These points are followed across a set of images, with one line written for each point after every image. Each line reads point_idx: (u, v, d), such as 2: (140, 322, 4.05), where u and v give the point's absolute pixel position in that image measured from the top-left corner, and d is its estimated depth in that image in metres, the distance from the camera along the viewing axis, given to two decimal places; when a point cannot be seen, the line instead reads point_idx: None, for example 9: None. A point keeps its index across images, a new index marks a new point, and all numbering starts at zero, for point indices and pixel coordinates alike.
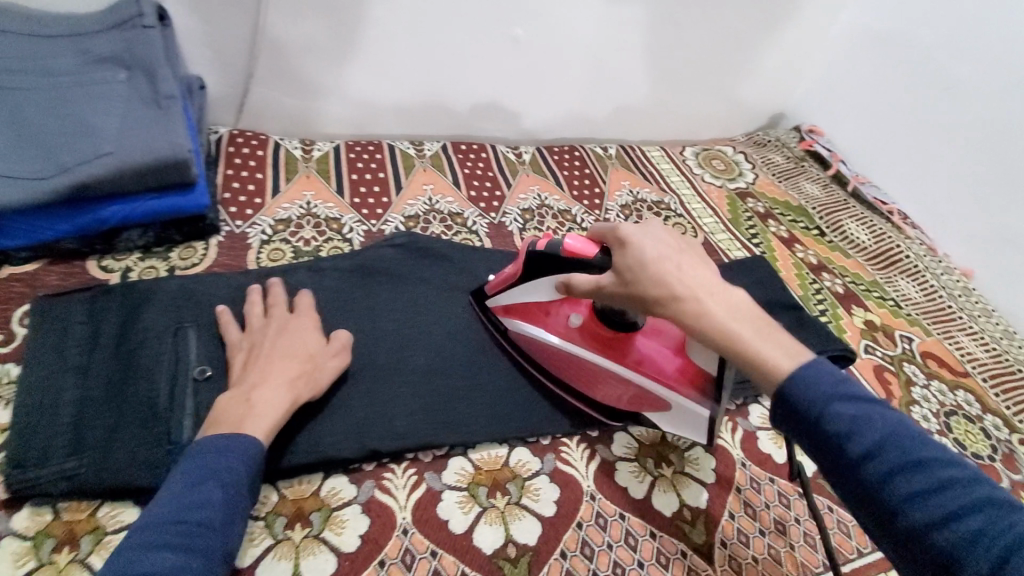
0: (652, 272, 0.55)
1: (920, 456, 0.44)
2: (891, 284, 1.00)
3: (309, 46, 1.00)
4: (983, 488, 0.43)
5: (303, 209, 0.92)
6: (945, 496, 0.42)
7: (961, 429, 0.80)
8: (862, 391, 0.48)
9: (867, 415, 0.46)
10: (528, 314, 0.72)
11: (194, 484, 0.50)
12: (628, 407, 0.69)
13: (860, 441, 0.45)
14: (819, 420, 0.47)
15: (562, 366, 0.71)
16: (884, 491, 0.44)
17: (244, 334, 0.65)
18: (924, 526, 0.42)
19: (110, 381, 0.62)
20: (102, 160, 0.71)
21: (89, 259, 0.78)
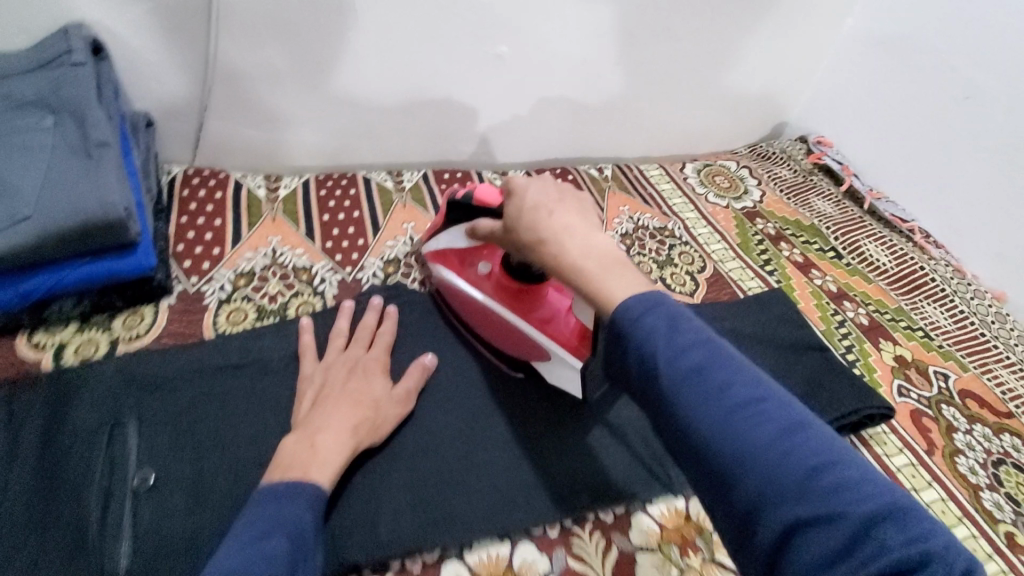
0: (527, 219, 0.52)
1: (719, 365, 0.40)
2: (917, 312, 0.92)
3: (268, 73, 0.90)
4: (777, 400, 0.39)
5: (268, 259, 0.82)
6: (731, 406, 0.38)
7: (1012, 482, 0.72)
8: (674, 301, 0.44)
9: (673, 327, 0.41)
10: (446, 259, 0.73)
11: (261, 530, 0.45)
12: (520, 356, 0.69)
13: (662, 354, 0.40)
14: (628, 335, 0.42)
15: (468, 311, 0.71)
16: (676, 403, 0.39)
17: (319, 369, 0.63)
18: (710, 439, 0.38)
19: (32, 499, 0.52)
20: (19, 227, 0.61)
21: (17, 335, 0.67)
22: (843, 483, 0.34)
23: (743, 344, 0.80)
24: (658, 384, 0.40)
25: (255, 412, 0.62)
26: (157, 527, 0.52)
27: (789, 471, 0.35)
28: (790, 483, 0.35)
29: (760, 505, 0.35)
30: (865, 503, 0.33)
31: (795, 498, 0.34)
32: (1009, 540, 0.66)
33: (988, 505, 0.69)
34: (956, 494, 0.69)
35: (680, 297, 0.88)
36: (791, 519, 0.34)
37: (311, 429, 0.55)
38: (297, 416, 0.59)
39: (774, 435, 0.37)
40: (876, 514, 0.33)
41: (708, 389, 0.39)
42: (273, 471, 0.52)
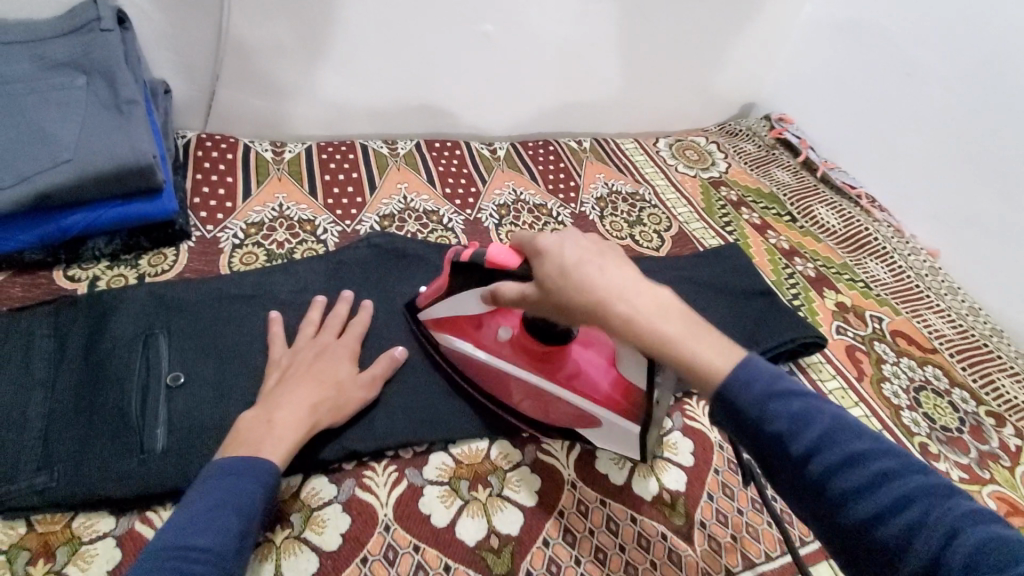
0: (575, 279, 0.52)
1: (860, 447, 0.42)
2: (861, 267, 1.02)
3: (275, 47, 0.99)
4: (923, 474, 0.41)
5: (275, 212, 0.91)
6: (882, 489, 0.40)
7: (929, 404, 0.82)
8: (792, 380, 0.45)
9: (808, 414, 0.43)
10: (458, 328, 0.70)
11: (213, 504, 0.49)
12: (561, 424, 0.67)
13: (800, 441, 0.43)
14: (758, 421, 0.44)
15: (496, 382, 0.68)
16: (827, 490, 0.41)
17: (288, 353, 0.66)
18: (866, 522, 0.40)
19: (79, 393, 0.61)
20: (60, 169, 0.70)
21: (54, 268, 0.76)
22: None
23: (700, 289, 0.90)
24: (803, 471, 0.43)
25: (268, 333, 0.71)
26: (187, 417, 0.61)
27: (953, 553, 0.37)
28: (958, 567, 0.37)
29: None
30: None
31: None
32: (922, 448, 0.76)
33: (907, 421, 0.79)
34: (879, 411, 0.79)
35: (647, 252, 0.98)
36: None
37: (271, 406, 0.58)
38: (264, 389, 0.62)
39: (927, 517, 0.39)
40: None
41: (860, 474, 0.41)
42: (230, 445, 0.55)
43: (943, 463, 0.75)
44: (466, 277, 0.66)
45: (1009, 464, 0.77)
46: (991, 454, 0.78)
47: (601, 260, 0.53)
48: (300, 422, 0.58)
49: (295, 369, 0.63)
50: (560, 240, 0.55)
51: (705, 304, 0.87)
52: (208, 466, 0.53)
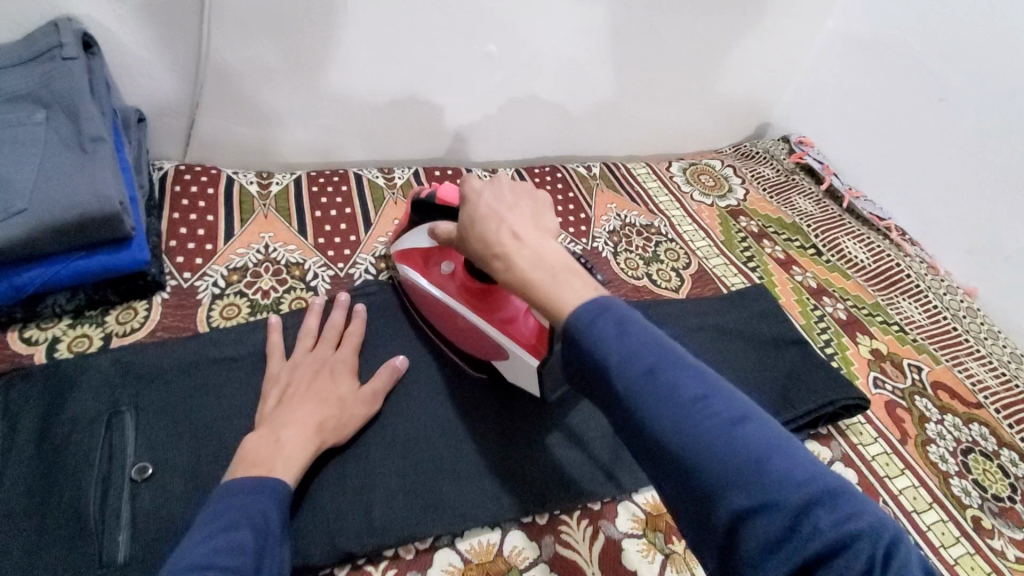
0: (479, 228, 0.52)
1: (665, 361, 0.40)
2: (893, 306, 0.95)
3: (260, 70, 0.91)
4: (723, 393, 0.39)
5: (261, 254, 0.83)
6: (677, 401, 0.38)
7: (979, 468, 0.75)
8: (619, 303, 0.44)
9: (624, 330, 0.42)
10: (410, 260, 0.74)
11: (229, 522, 0.45)
12: (480, 356, 0.69)
13: (612, 355, 0.40)
14: (576, 340, 0.42)
15: (431, 310, 0.72)
16: (627, 403, 0.39)
17: (287, 368, 0.64)
18: (658, 434, 0.38)
19: (29, 491, 0.53)
20: (15, 220, 0.61)
21: (8, 330, 0.67)
22: (782, 471, 0.35)
23: (726, 339, 0.82)
24: (610, 387, 0.40)
25: (250, 403, 0.63)
26: (155, 517, 0.53)
27: (731, 462, 0.35)
28: (734, 476, 0.35)
29: (711, 496, 0.36)
30: (804, 490, 0.34)
31: (740, 489, 0.35)
32: (975, 523, 0.69)
33: (957, 491, 0.72)
34: (927, 480, 0.72)
35: (665, 293, 0.91)
36: (736, 512, 0.34)
37: (275, 426, 0.56)
38: (261, 412, 0.59)
39: (718, 428, 0.37)
40: (813, 499, 0.34)
41: (658, 388, 0.39)
42: (237, 468, 0.51)
43: (998, 540, 0.68)
44: (422, 213, 0.70)
45: None
46: None
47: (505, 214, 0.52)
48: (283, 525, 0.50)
49: (295, 390, 0.60)
50: (485, 192, 0.54)
51: (732, 356, 0.80)
52: (215, 490, 0.50)
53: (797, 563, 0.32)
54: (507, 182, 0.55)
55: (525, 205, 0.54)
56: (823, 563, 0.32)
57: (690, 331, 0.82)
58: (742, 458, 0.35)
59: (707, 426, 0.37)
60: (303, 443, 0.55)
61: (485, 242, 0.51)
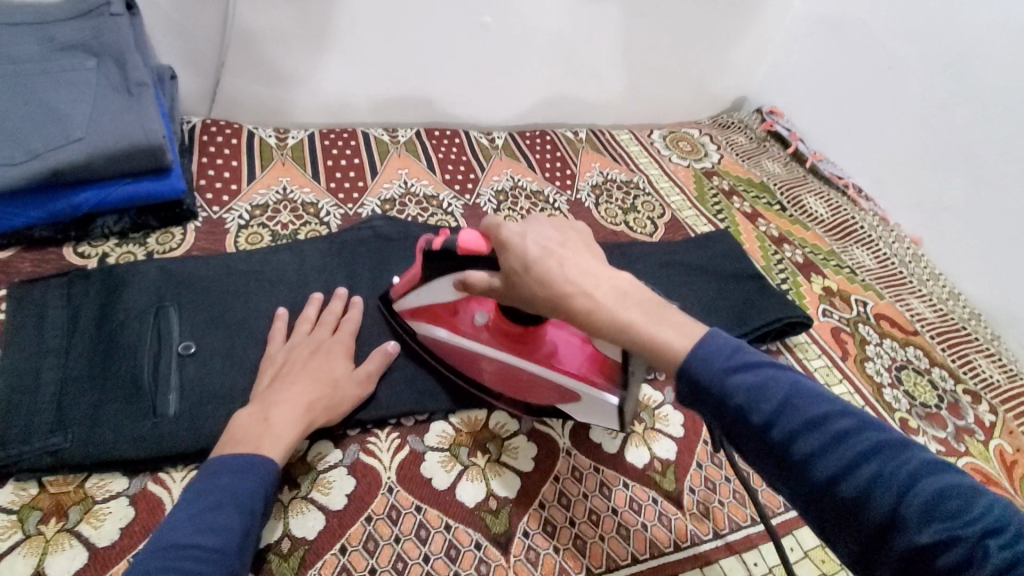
0: (536, 273, 0.55)
1: (816, 408, 0.43)
2: (847, 254, 1.06)
3: (280, 35, 1.01)
4: (878, 431, 0.42)
5: (279, 195, 0.93)
6: (838, 449, 0.41)
7: (910, 382, 0.86)
8: (750, 352, 0.47)
9: (763, 386, 0.44)
10: (435, 315, 0.69)
11: (214, 503, 0.50)
12: (541, 401, 0.68)
13: (760, 412, 0.44)
14: (724, 397, 0.45)
15: (473, 365, 0.69)
16: (791, 453, 0.42)
17: (284, 349, 0.66)
18: (828, 480, 0.41)
19: (92, 361, 0.63)
20: (74, 146, 0.72)
21: (64, 245, 0.78)
22: (957, 507, 0.38)
23: (692, 273, 0.93)
24: (768, 439, 0.44)
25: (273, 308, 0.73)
26: (198, 384, 0.64)
27: (905, 501, 0.39)
28: (911, 512, 0.39)
29: (889, 532, 0.39)
30: (979, 522, 0.37)
31: (919, 526, 0.38)
32: (903, 423, 0.80)
33: (888, 398, 0.83)
34: (862, 389, 0.83)
35: (640, 237, 1.02)
36: (916, 546, 0.38)
37: (265, 404, 0.58)
38: (256, 390, 0.62)
39: (879, 469, 0.40)
40: (989, 530, 0.37)
41: (819, 438, 0.42)
42: (287, 363, 0.64)
43: (922, 436, 0.79)
44: (441, 263, 0.65)
45: (983, 438, 0.82)
46: (966, 428, 0.82)
47: (563, 256, 0.55)
48: (305, 387, 0.60)
49: (290, 369, 0.62)
50: (524, 235, 0.57)
51: (696, 286, 0.90)
52: (206, 465, 0.53)
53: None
54: (543, 219, 0.60)
55: (567, 240, 0.57)
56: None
57: (659, 266, 0.92)
58: (910, 497, 0.39)
59: (870, 469, 0.40)
60: (310, 387, 0.60)
61: (548, 286, 0.54)
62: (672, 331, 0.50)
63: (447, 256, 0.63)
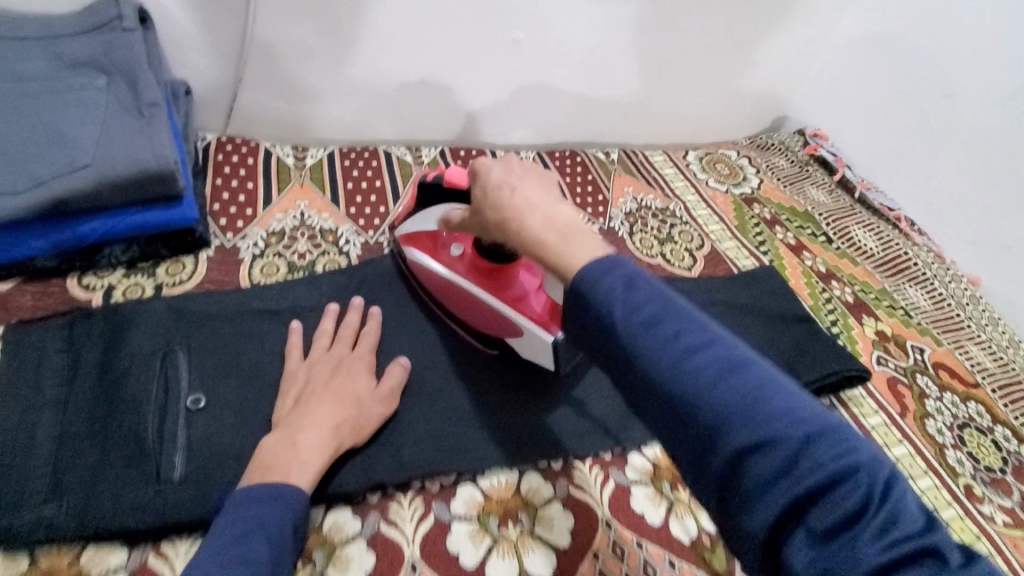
0: (491, 197, 0.51)
1: (666, 307, 0.39)
2: (900, 293, 0.99)
3: (300, 49, 0.96)
4: (722, 338, 0.38)
5: (297, 220, 0.88)
6: (676, 347, 0.37)
7: (973, 442, 0.79)
8: (618, 252, 0.42)
9: (631, 286, 0.40)
10: (418, 241, 0.75)
11: (243, 532, 0.47)
12: (493, 334, 0.71)
13: (617, 305, 0.39)
14: (579, 289, 0.41)
15: (440, 290, 0.73)
16: (631, 350, 0.38)
17: (303, 367, 0.63)
18: (662, 380, 0.37)
19: (93, 415, 0.57)
20: (79, 173, 0.67)
21: (68, 276, 0.73)
22: (785, 410, 0.35)
23: (737, 314, 0.86)
24: (613, 335, 0.39)
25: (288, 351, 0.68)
26: (208, 441, 0.58)
27: (735, 403, 0.35)
28: (737, 413, 0.35)
29: (715, 436, 0.35)
30: (803, 427, 0.34)
31: (742, 427, 0.35)
32: (966, 490, 0.74)
33: (951, 461, 0.76)
34: (924, 450, 0.76)
35: (678, 272, 0.95)
36: (738, 451, 0.35)
37: (291, 429, 0.56)
38: (278, 414, 0.59)
39: (720, 372, 0.36)
40: (814, 435, 0.34)
41: (661, 334, 0.38)
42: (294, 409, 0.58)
43: (987, 506, 0.73)
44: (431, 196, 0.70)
45: None
46: None
47: (519, 184, 0.51)
48: (322, 445, 0.55)
49: (311, 392, 0.60)
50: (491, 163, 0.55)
51: (741, 330, 0.84)
52: (229, 504, 0.50)
53: (795, 497, 0.33)
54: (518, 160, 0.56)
55: (535, 173, 0.53)
56: (820, 494, 0.33)
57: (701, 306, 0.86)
58: (743, 400, 0.35)
59: (710, 373, 0.36)
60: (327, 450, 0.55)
61: (498, 210, 0.50)
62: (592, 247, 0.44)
63: (437, 188, 0.70)
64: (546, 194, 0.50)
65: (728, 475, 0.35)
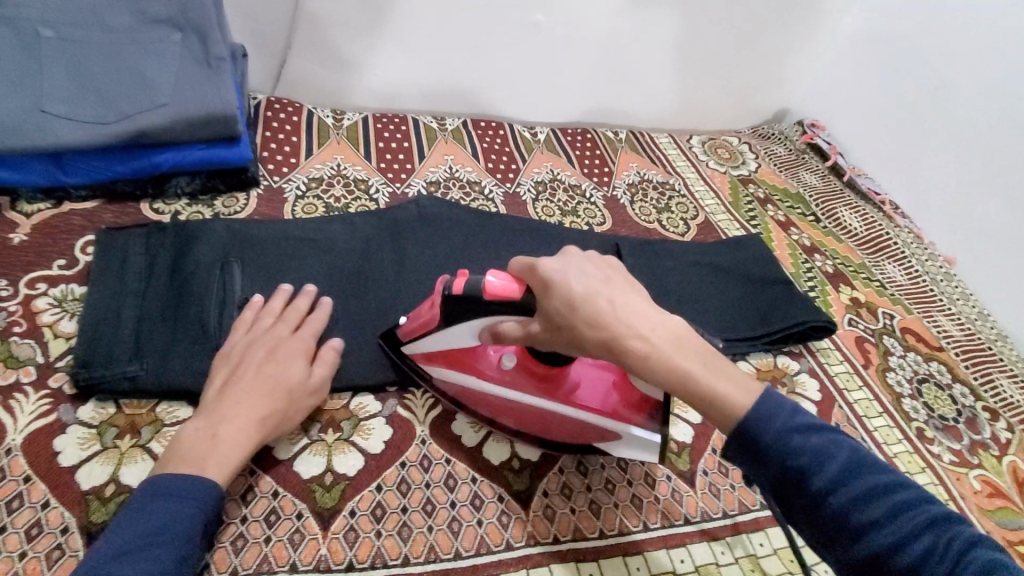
0: (584, 312, 0.52)
1: (871, 477, 0.45)
2: (878, 268, 1.07)
3: (344, 21, 1.08)
4: (927, 504, 0.45)
5: (334, 170, 0.99)
6: (886, 517, 0.44)
7: (930, 395, 0.88)
8: (813, 419, 0.49)
9: (834, 458, 0.46)
10: (455, 361, 0.66)
11: (149, 530, 0.49)
12: (572, 441, 0.66)
13: (824, 476, 0.46)
14: (785, 459, 0.47)
15: (501, 410, 0.66)
16: (848, 517, 0.45)
17: (242, 346, 0.64)
18: (882, 548, 0.43)
19: (166, 304, 0.69)
20: (159, 111, 0.79)
21: (141, 201, 0.85)
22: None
23: (723, 273, 0.95)
24: (828, 505, 0.45)
25: (324, 271, 0.79)
26: None
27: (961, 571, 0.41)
28: None
29: None
30: None
31: None
32: (918, 432, 0.83)
33: (907, 408, 0.85)
34: (881, 396, 0.85)
35: (673, 237, 1.05)
36: None
37: (214, 419, 0.57)
38: (205, 395, 0.60)
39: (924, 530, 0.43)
40: None
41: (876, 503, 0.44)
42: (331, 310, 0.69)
43: (936, 446, 0.82)
44: (465, 307, 0.60)
45: (997, 453, 0.83)
46: (982, 443, 0.84)
47: (611, 293, 0.53)
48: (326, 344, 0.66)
49: (241, 384, 0.60)
50: (565, 266, 0.55)
51: (725, 286, 0.93)
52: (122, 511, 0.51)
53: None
54: (586, 257, 0.56)
55: (611, 276, 0.55)
56: None
57: (690, 263, 0.95)
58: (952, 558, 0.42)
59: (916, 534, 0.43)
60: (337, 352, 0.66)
61: (598, 324, 0.52)
62: (727, 381, 0.50)
63: (473, 300, 0.59)
64: (639, 301, 0.53)
65: None
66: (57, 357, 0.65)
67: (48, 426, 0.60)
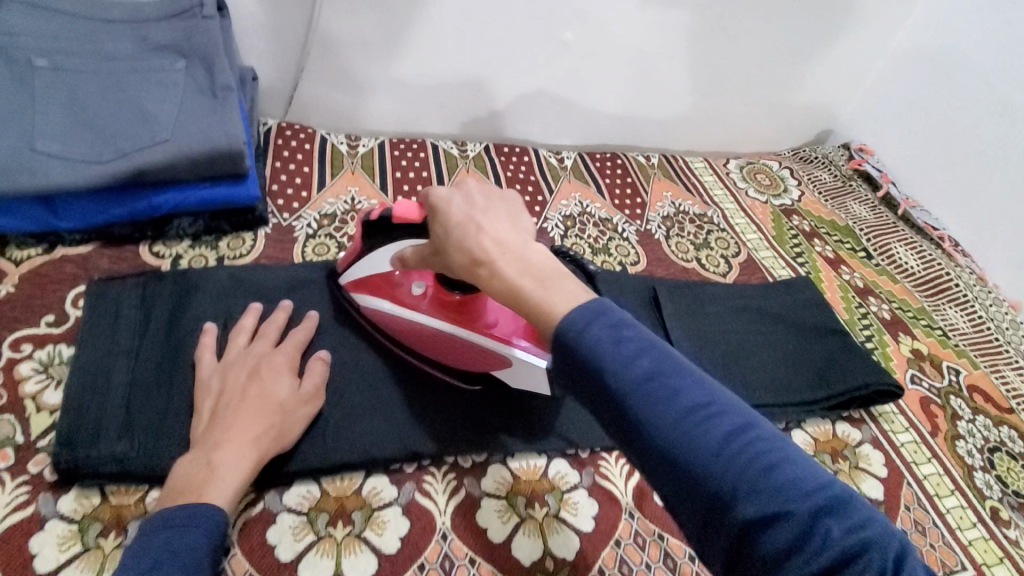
0: (456, 237, 0.50)
1: (664, 369, 0.39)
2: (938, 312, 0.98)
3: (359, 42, 1.00)
4: (725, 403, 0.39)
5: (347, 205, 0.92)
6: (669, 412, 0.38)
7: (1003, 466, 0.79)
8: (618, 310, 0.42)
9: (623, 344, 0.40)
10: (372, 285, 0.69)
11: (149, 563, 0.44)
12: (476, 369, 0.67)
13: (612, 366, 0.40)
14: (579, 349, 0.41)
15: (410, 334, 0.68)
16: (630, 413, 0.39)
17: (217, 371, 0.60)
18: (662, 445, 0.38)
19: (161, 368, 0.63)
20: (159, 148, 0.73)
21: (140, 244, 0.78)
22: (790, 480, 0.35)
23: (772, 322, 0.86)
24: (611, 397, 0.40)
25: (335, 325, 0.72)
26: None
27: (738, 471, 0.36)
28: (740, 482, 0.35)
29: (721, 506, 0.36)
30: (811, 498, 0.34)
31: (746, 498, 0.35)
32: (993, 513, 0.73)
33: (979, 483, 0.76)
34: (952, 470, 0.76)
35: (713, 277, 0.96)
36: (745, 523, 0.35)
37: (207, 447, 0.53)
38: (195, 432, 0.56)
39: (723, 440, 0.37)
40: (823, 509, 0.34)
41: (663, 399, 0.38)
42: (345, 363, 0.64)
43: (1013, 530, 0.72)
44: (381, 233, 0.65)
45: None
46: None
47: (485, 221, 0.49)
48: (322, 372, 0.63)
49: (226, 405, 0.56)
50: (451, 190, 0.53)
51: (774, 337, 0.84)
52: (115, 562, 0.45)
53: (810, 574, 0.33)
54: (476, 185, 0.53)
55: (495, 200, 0.52)
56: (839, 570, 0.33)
57: (734, 311, 0.87)
58: (749, 470, 0.36)
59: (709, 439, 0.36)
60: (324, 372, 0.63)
61: (466, 253, 0.49)
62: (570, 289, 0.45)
63: (387, 223, 0.63)
64: (512, 231, 0.49)
65: (737, 548, 0.35)
66: (39, 435, 0.58)
67: (25, 521, 0.53)
